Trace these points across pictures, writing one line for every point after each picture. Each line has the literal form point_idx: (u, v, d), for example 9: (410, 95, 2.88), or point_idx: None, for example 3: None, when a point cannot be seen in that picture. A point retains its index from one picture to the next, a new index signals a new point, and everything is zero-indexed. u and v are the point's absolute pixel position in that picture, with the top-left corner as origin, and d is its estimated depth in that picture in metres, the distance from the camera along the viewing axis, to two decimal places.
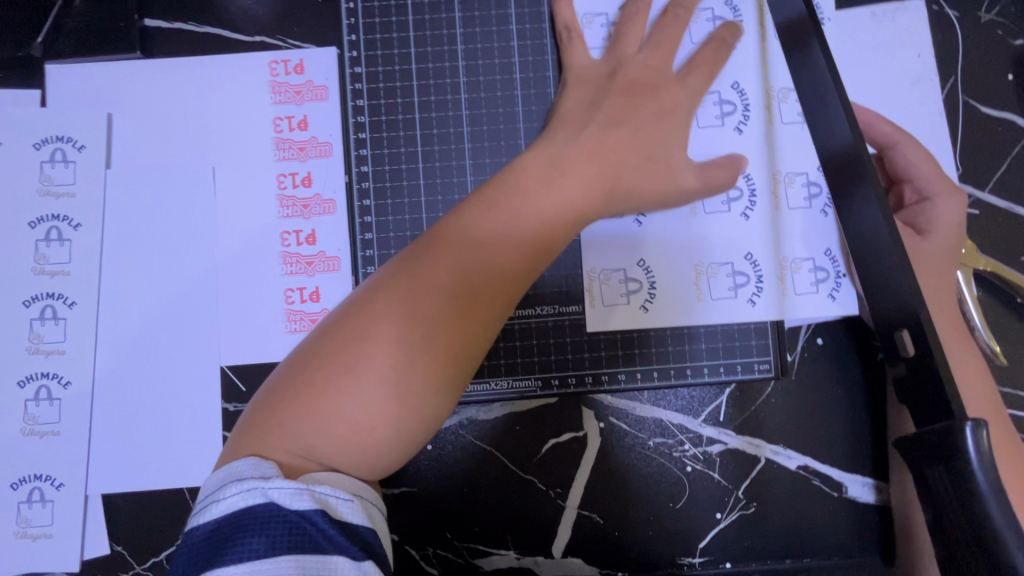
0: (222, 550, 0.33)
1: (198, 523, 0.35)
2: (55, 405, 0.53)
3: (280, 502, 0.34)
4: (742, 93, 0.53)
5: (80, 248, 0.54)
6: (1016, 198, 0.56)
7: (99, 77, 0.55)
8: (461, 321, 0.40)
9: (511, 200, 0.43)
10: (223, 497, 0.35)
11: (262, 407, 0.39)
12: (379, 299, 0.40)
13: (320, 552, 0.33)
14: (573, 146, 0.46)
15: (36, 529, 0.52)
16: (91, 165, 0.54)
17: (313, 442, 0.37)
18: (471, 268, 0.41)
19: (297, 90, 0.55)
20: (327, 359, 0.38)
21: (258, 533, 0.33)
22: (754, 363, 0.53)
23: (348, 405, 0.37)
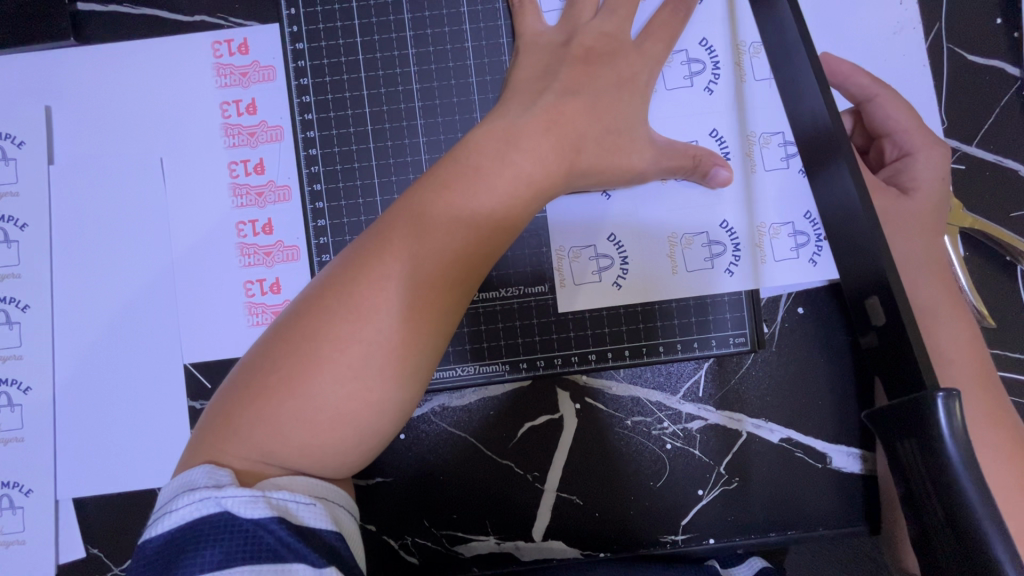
0: (179, 562, 0.32)
1: (154, 534, 0.34)
2: (16, 411, 0.52)
3: (236, 510, 0.33)
4: (711, 51, 0.50)
5: (28, 249, 0.52)
6: (1006, 150, 0.53)
7: (33, 68, 0.52)
8: (419, 313, 0.37)
9: (467, 181, 0.40)
10: (177, 507, 0.34)
11: (216, 414, 0.37)
12: (329, 296, 0.37)
13: (276, 560, 0.32)
14: (528, 117, 0.43)
15: (10, 536, 0.52)
16: (32, 161, 0.52)
17: (271, 446, 0.36)
18: (427, 256, 0.38)
19: (241, 72, 0.53)
20: (278, 361, 0.36)
21: (211, 544, 0.32)
22: (730, 336, 0.51)
23: (303, 406, 0.36)
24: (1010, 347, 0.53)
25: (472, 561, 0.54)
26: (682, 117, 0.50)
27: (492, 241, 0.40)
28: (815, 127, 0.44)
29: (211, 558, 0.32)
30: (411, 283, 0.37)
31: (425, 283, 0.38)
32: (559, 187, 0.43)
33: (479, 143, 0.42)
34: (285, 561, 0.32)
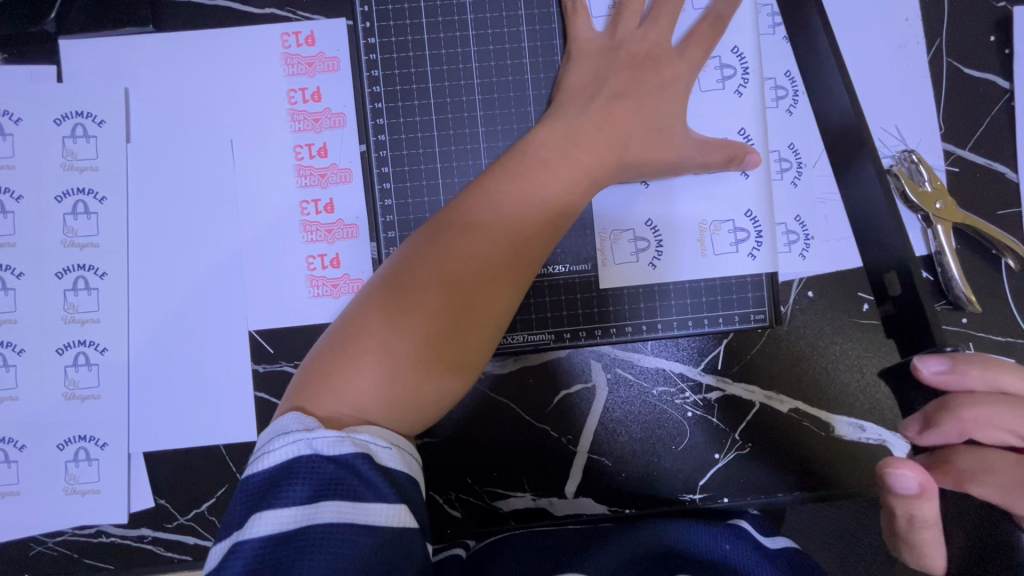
0: (274, 495, 0.36)
1: (251, 472, 0.38)
2: (93, 370, 0.56)
3: (325, 451, 0.37)
4: (742, 57, 0.56)
5: (107, 221, 0.56)
6: (995, 155, 0.60)
7: (113, 52, 0.56)
8: (485, 283, 0.44)
9: (531, 171, 0.48)
10: (272, 448, 0.38)
11: (308, 373, 0.43)
12: (414, 267, 0.44)
13: (358, 499, 0.36)
14: (582, 120, 0.50)
15: (84, 486, 0.56)
16: (112, 139, 0.56)
17: (357, 397, 0.41)
18: (496, 232, 0.45)
19: (308, 62, 0.57)
20: (367, 320, 0.43)
21: (304, 480, 0.37)
22: (751, 314, 0.57)
23: (386, 361, 0.41)
24: (992, 331, 0.60)
25: (509, 516, 0.59)
26: (715, 121, 0.56)
27: (549, 229, 0.47)
28: (842, 125, 0.55)
29: (304, 491, 0.36)
30: (482, 256, 0.44)
31: (492, 256, 0.45)
32: (604, 181, 0.50)
33: (541, 140, 0.49)
34: (368, 496, 0.36)
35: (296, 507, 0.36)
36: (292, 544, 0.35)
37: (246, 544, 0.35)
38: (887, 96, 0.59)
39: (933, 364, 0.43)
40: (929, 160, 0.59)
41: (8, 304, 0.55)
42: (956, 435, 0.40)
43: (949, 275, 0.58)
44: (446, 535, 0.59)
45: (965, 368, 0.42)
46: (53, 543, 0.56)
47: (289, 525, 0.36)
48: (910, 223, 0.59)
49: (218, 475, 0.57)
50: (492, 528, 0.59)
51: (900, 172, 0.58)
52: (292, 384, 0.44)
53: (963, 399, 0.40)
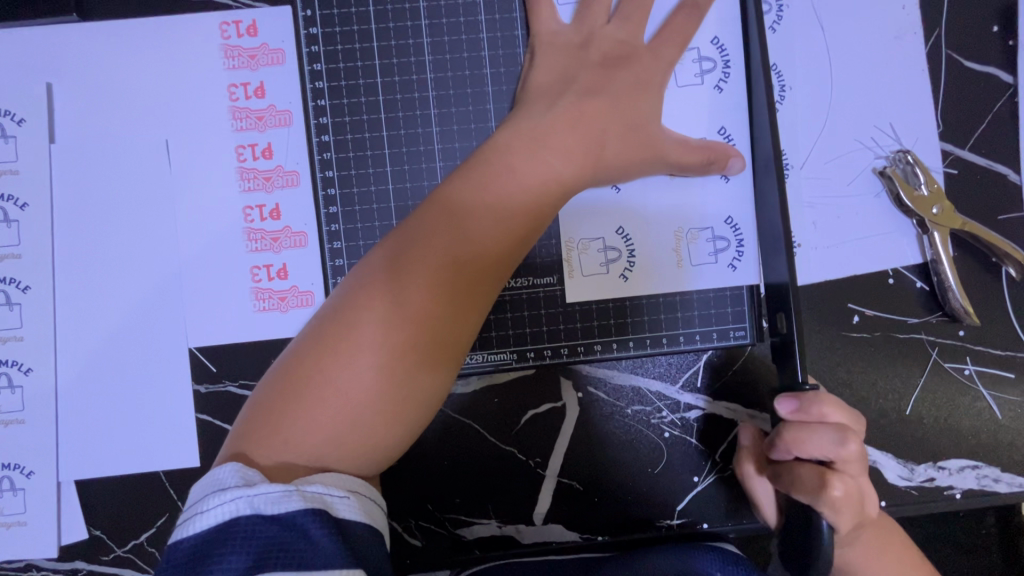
0: (206, 567, 0.32)
1: (181, 538, 0.34)
2: (17, 392, 0.51)
3: (267, 510, 0.34)
4: (722, 49, 0.51)
5: (29, 229, 0.51)
6: (996, 155, 0.55)
7: (33, 43, 0.51)
8: (450, 311, 0.40)
9: (497, 181, 0.43)
10: (205, 508, 0.34)
11: (252, 415, 0.39)
12: (369, 294, 0.40)
13: (303, 566, 0.32)
14: (546, 120, 0.45)
15: (10, 517, 0.51)
16: (33, 140, 0.51)
17: (308, 442, 0.37)
18: (459, 253, 0.41)
19: (250, 54, 0.52)
20: (316, 357, 0.39)
21: (242, 547, 0.33)
22: (730, 329, 0.53)
23: (337, 402, 0.38)
24: (991, 344, 0.56)
25: (474, 544, 0.55)
26: (692, 121, 0.51)
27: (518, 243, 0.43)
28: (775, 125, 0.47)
29: (242, 560, 0.32)
30: (444, 280, 0.40)
31: (456, 281, 0.41)
32: (576, 188, 0.45)
33: (504, 144, 0.45)
34: (315, 562, 0.33)
35: None
36: None
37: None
38: (881, 92, 0.55)
39: (788, 405, 0.42)
40: (925, 161, 0.55)
41: None
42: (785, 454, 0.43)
43: (947, 284, 0.54)
44: (406, 565, 0.55)
45: (811, 404, 0.42)
46: None
47: None
48: (904, 230, 0.55)
49: (157, 503, 0.53)
50: (455, 558, 0.55)
51: (894, 173, 0.54)
52: (237, 426, 0.40)
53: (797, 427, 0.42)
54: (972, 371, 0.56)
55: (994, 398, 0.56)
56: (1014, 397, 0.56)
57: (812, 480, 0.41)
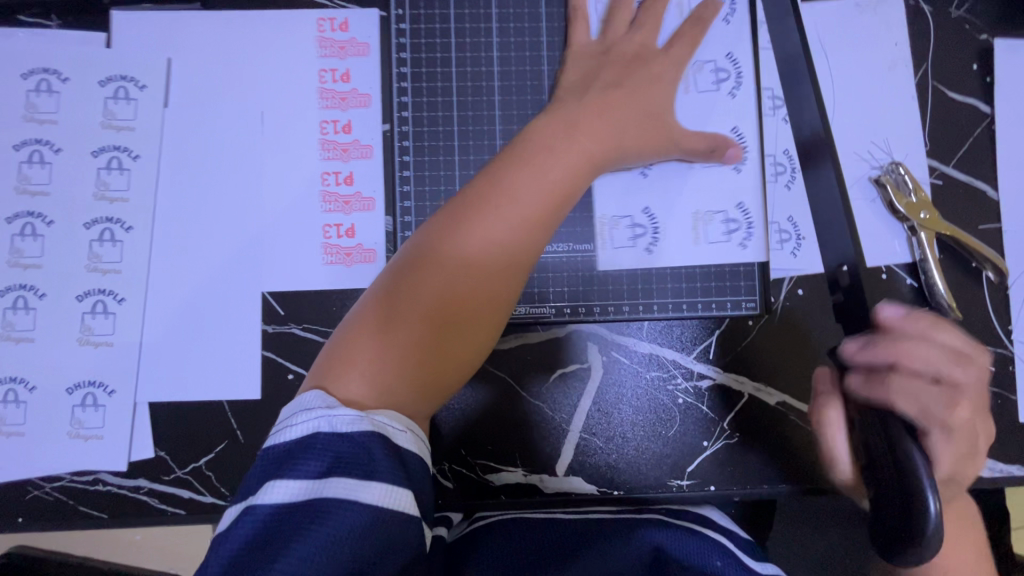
0: (288, 467, 0.38)
1: (271, 444, 0.40)
2: (110, 318, 0.58)
3: (343, 429, 0.39)
4: (736, 62, 0.60)
5: (138, 178, 0.59)
6: (976, 173, 0.63)
7: (160, 24, 0.60)
8: (500, 279, 0.47)
9: (542, 156, 0.50)
10: (295, 423, 0.40)
11: (328, 360, 0.45)
12: (431, 252, 0.47)
13: (365, 477, 0.38)
14: (576, 111, 0.53)
15: (89, 431, 0.57)
16: (151, 102, 0.60)
17: (380, 375, 0.43)
18: (510, 213, 0.48)
19: (340, 46, 0.61)
20: (385, 306, 0.45)
21: (319, 456, 0.38)
22: (742, 301, 0.60)
23: (407, 340, 0.44)
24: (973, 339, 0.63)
25: (501, 490, 0.61)
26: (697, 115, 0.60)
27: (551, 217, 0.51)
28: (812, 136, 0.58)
29: (317, 466, 0.38)
30: (496, 238, 0.47)
31: (507, 255, 0.47)
32: (604, 165, 0.54)
33: (546, 129, 0.52)
34: (374, 476, 0.38)
35: (306, 481, 0.38)
36: (297, 516, 0.36)
37: (256, 512, 0.37)
38: (876, 113, 0.63)
39: (895, 309, 0.49)
40: (915, 173, 0.63)
41: (35, 250, 0.58)
42: (885, 358, 0.46)
43: (932, 283, 0.61)
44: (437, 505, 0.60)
45: (915, 317, 0.48)
46: (51, 488, 0.58)
47: (299, 496, 0.37)
48: (896, 232, 0.62)
49: (218, 431, 0.59)
50: (482, 501, 0.60)
51: (887, 181, 0.62)
52: (312, 374, 0.46)
53: (912, 337, 0.46)
54: None
55: None
56: (995, 388, 0.62)
57: (913, 381, 0.45)
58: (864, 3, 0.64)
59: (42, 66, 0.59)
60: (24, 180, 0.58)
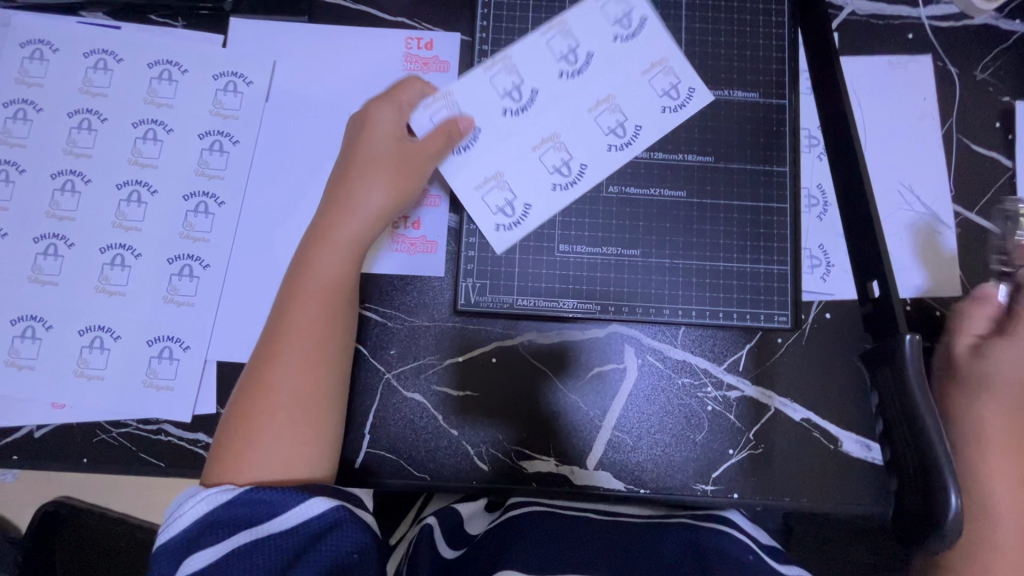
0: (199, 543, 0.45)
1: (166, 538, 0.46)
2: (194, 281, 0.64)
3: (216, 501, 0.46)
4: (636, 133, 0.66)
5: (235, 160, 0.66)
6: (999, 221, 0.68)
7: (271, 32, 0.69)
8: (304, 358, 0.52)
9: (336, 224, 0.56)
10: (180, 513, 0.46)
11: (216, 457, 0.50)
12: (269, 341, 0.52)
13: (267, 519, 0.46)
14: (346, 181, 0.58)
15: (161, 381, 0.62)
16: (255, 96, 0.67)
17: (272, 454, 0.49)
18: (318, 286, 0.54)
19: (425, 62, 0.69)
20: (250, 400, 0.50)
21: (218, 528, 0.46)
22: (775, 314, 0.65)
23: (275, 422, 0.50)
24: None
25: (532, 477, 0.63)
26: (533, 158, 0.65)
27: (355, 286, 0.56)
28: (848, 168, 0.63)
29: (224, 533, 0.45)
30: (300, 313, 0.53)
31: (307, 339, 0.52)
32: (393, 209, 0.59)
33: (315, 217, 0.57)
34: (274, 514, 0.46)
35: (220, 545, 0.45)
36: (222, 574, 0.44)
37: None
38: (904, 159, 0.69)
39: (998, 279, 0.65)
40: (941, 216, 0.68)
41: (137, 214, 0.64)
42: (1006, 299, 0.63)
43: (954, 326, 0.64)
44: (471, 486, 0.63)
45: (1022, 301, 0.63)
46: (117, 433, 0.62)
47: (219, 559, 0.44)
48: (922, 267, 0.67)
49: None
50: (515, 486, 0.63)
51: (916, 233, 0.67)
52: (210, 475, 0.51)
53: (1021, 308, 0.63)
54: None
55: None
56: None
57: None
58: (896, 61, 0.70)
59: (166, 58, 0.67)
60: (137, 153, 0.65)
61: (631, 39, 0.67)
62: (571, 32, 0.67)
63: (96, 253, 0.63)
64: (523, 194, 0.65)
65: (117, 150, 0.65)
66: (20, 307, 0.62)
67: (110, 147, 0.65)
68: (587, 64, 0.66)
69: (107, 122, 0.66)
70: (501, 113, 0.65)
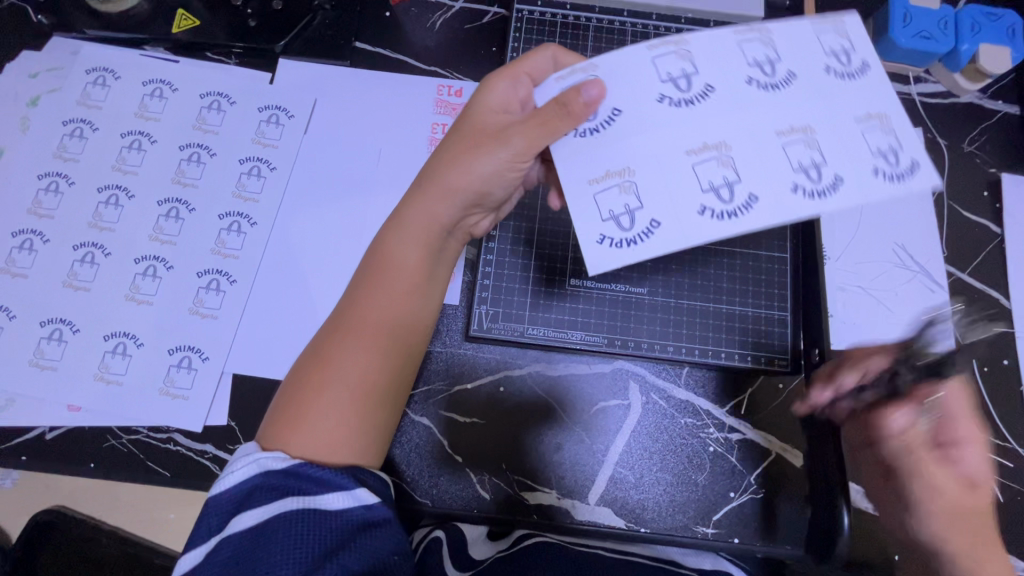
0: (248, 503, 0.43)
1: (217, 491, 0.44)
2: (220, 295, 0.67)
3: (274, 466, 0.44)
4: (837, 183, 0.47)
5: (271, 185, 0.71)
6: (989, 282, 0.71)
7: (314, 73, 0.75)
8: (373, 346, 0.49)
9: (434, 211, 0.51)
10: (234, 468, 0.45)
11: (276, 416, 0.47)
12: (350, 323, 0.49)
13: (315, 493, 0.43)
14: (458, 155, 0.51)
15: (177, 390, 0.64)
16: (295, 128, 0.73)
17: (327, 439, 0.46)
18: (403, 282, 0.51)
19: (454, 107, 0.75)
20: (320, 379, 0.47)
21: (268, 491, 0.43)
22: (775, 358, 0.66)
23: (338, 411, 0.47)
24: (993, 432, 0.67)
25: (534, 509, 0.64)
26: (685, 166, 0.48)
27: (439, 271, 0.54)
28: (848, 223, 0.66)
29: (271, 496, 0.43)
30: (384, 311, 0.50)
31: (382, 339, 0.49)
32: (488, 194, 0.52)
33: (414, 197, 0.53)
34: (323, 490, 0.44)
35: (265, 507, 0.43)
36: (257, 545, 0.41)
37: (231, 538, 0.42)
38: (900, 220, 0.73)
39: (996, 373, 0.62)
40: (935, 275, 0.71)
41: (174, 229, 0.68)
42: None
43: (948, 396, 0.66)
44: (473, 514, 0.63)
45: None
46: (126, 440, 0.63)
47: (262, 522, 0.42)
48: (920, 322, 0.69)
49: None
50: (516, 517, 0.63)
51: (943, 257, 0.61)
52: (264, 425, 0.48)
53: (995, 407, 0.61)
54: None
55: (997, 482, 0.65)
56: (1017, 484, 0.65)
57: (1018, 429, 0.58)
58: None
59: (217, 91, 0.73)
60: (181, 173, 0.70)
61: (855, 79, 0.50)
62: (774, 40, 0.51)
63: (130, 263, 0.67)
64: (653, 202, 0.47)
65: (162, 170, 0.70)
66: (50, 311, 0.65)
67: (156, 166, 0.70)
68: (789, 81, 0.49)
69: (156, 144, 0.71)
70: (658, 98, 0.49)
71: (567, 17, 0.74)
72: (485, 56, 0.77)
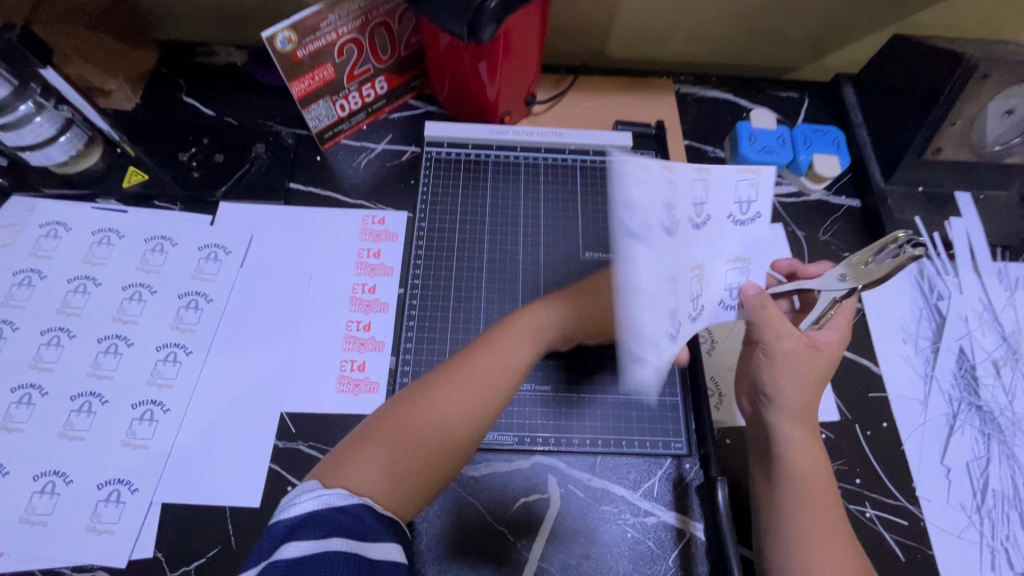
0: (300, 532, 0.47)
1: (276, 523, 0.49)
2: (153, 425, 0.70)
3: (337, 503, 0.50)
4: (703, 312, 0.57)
5: (207, 316, 0.77)
6: (861, 352, 0.80)
7: (251, 213, 0.85)
8: (457, 409, 0.59)
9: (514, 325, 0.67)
10: (297, 502, 0.50)
11: (356, 438, 0.57)
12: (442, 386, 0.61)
13: (365, 536, 0.49)
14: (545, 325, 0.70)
15: (103, 525, 0.65)
16: (232, 263, 0.81)
17: (372, 476, 0.54)
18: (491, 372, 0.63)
19: (377, 234, 0.85)
20: (400, 416, 0.58)
21: (322, 525, 0.48)
22: (672, 441, 0.73)
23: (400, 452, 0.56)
24: (884, 493, 0.72)
25: None
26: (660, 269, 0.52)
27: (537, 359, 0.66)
28: None
29: (325, 530, 0.48)
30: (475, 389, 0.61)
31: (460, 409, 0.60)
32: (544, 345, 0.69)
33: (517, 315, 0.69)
34: (370, 536, 0.49)
35: (316, 538, 0.47)
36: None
37: (275, 564, 0.45)
38: None
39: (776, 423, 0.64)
40: None
41: (111, 364, 0.73)
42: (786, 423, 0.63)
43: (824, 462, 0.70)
44: None
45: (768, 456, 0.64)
46: None
47: (308, 551, 0.46)
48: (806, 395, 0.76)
49: (214, 537, 0.66)
50: None
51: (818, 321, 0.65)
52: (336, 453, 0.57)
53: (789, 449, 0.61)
54: (872, 514, 0.70)
55: (895, 542, 0.69)
56: (913, 541, 0.69)
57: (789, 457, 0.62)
58: None
59: (162, 234, 0.82)
60: (122, 311, 0.76)
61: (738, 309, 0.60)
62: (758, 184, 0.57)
63: (66, 401, 0.70)
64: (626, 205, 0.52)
65: (106, 309, 0.76)
66: None
67: (99, 307, 0.76)
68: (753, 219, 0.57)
69: (101, 286, 0.77)
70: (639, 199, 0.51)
71: (470, 156, 0.90)
72: (403, 189, 0.89)
